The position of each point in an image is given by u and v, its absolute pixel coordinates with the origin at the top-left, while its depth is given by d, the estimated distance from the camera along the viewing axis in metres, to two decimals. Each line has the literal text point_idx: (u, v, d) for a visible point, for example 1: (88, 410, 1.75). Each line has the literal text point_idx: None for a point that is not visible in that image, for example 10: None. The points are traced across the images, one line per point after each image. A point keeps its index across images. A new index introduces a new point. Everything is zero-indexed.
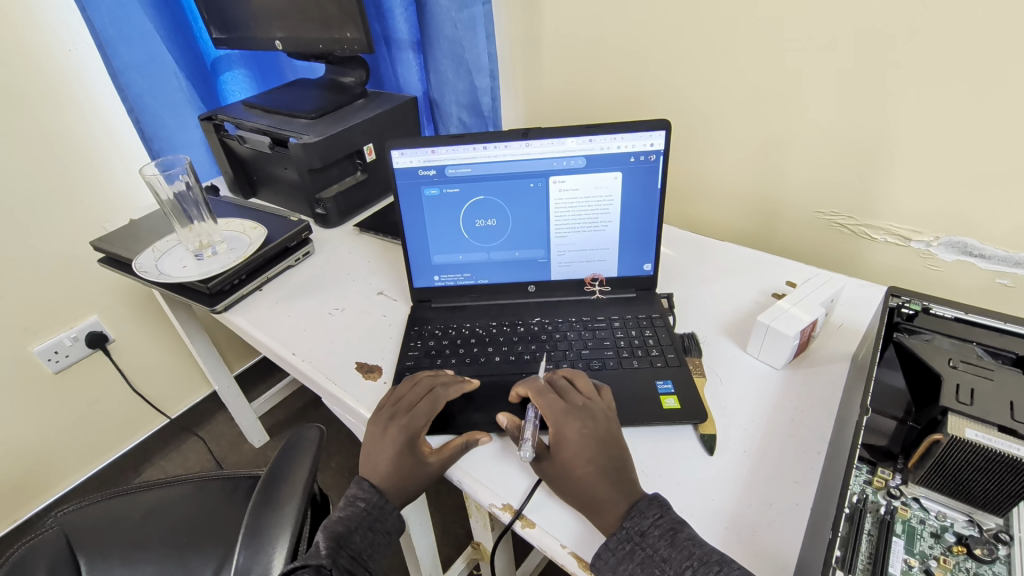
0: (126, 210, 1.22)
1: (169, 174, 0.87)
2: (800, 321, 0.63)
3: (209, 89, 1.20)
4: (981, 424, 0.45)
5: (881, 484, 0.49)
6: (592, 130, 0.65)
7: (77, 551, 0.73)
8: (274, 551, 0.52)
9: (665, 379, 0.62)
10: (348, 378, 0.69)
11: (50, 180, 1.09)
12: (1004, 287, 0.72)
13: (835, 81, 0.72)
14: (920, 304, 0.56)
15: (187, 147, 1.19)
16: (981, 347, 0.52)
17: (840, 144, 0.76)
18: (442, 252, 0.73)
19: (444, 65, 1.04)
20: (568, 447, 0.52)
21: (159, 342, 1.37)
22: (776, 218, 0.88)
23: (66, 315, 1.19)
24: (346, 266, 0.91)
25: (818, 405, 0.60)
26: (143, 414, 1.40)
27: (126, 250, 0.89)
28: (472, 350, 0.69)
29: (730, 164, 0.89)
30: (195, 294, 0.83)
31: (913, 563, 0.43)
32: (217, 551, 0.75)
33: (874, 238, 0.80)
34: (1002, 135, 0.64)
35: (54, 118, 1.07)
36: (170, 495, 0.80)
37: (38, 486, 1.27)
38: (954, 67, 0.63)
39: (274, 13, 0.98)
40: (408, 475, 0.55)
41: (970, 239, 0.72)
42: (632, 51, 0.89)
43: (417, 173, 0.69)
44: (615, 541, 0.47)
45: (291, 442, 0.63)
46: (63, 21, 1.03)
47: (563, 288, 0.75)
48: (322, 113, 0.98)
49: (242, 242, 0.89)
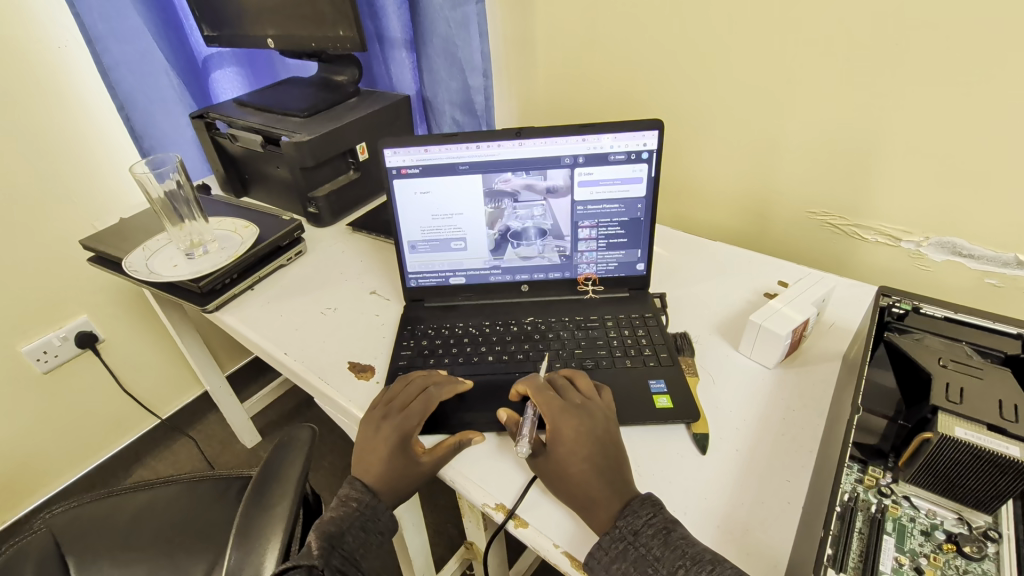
0: (116, 210, 1.21)
1: (160, 172, 0.84)
2: (793, 320, 0.63)
3: (200, 86, 1.19)
4: (971, 423, 0.45)
5: (872, 483, 0.49)
6: (583, 129, 0.65)
7: (69, 549, 0.73)
8: (265, 552, 0.51)
9: (657, 379, 0.63)
10: (341, 378, 0.69)
11: (36, 179, 1.08)
12: (993, 287, 0.73)
13: (829, 82, 0.73)
14: (910, 304, 0.57)
15: (179, 146, 1.18)
16: (971, 347, 0.53)
17: (829, 145, 0.77)
18: (436, 251, 0.73)
19: (437, 64, 1.03)
20: (565, 447, 0.52)
21: (149, 342, 1.36)
22: (767, 219, 0.89)
23: (55, 314, 1.18)
24: (338, 266, 0.90)
25: (810, 404, 0.61)
26: (133, 414, 1.39)
27: (117, 250, 0.89)
28: (465, 349, 0.69)
29: (721, 164, 0.89)
30: (186, 294, 0.82)
31: (903, 561, 0.43)
32: (208, 551, 0.74)
33: (865, 238, 0.80)
34: (991, 135, 0.64)
35: (42, 115, 1.06)
36: (161, 496, 0.79)
37: (26, 488, 1.25)
38: (940, 68, 0.64)
39: (265, 11, 0.97)
40: (401, 473, 0.55)
41: (958, 239, 0.72)
42: (626, 51, 0.89)
43: (408, 173, 0.68)
44: (608, 541, 0.46)
45: (283, 443, 0.63)
46: (52, 17, 1.02)
47: (556, 287, 0.75)
48: (314, 113, 0.97)
49: (233, 241, 0.88)
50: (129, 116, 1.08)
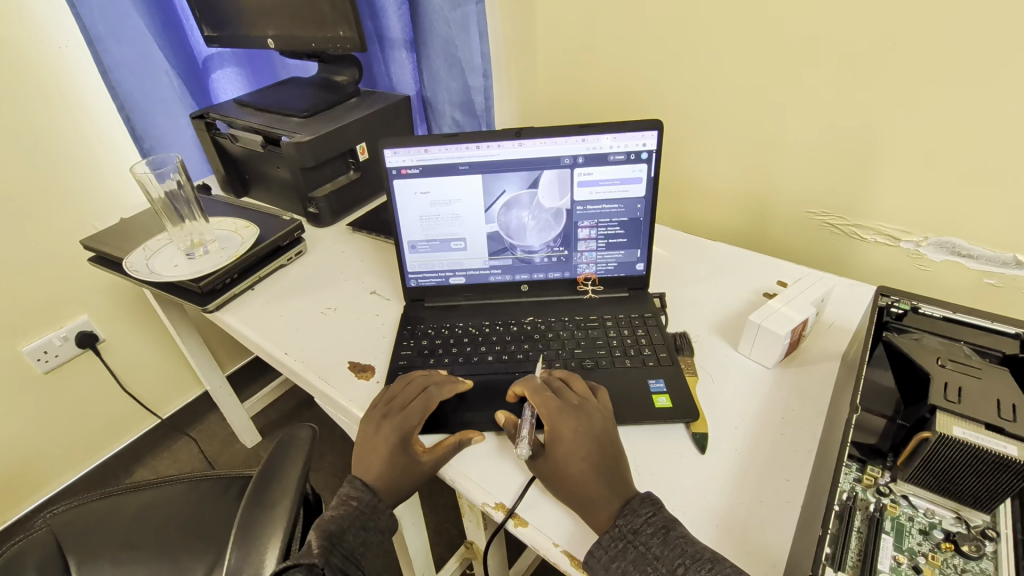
0: (115, 210, 1.21)
1: (161, 172, 0.85)
2: (792, 320, 0.63)
3: (200, 86, 1.19)
4: (970, 423, 0.45)
5: (870, 482, 0.49)
6: (583, 129, 0.65)
7: (70, 549, 0.73)
8: (266, 551, 0.51)
9: (657, 379, 0.63)
10: (341, 378, 0.69)
11: (36, 179, 1.08)
12: (992, 287, 0.73)
13: (828, 82, 0.73)
14: (909, 304, 0.57)
15: (179, 146, 1.18)
16: (969, 346, 0.53)
17: (829, 145, 0.77)
18: (436, 251, 0.73)
19: (437, 64, 1.03)
20: (564, 446, 0.52)
21: (149, 342, 1.36)
22: (766, 219, 0.89)
23: (55, 314, 1.18)
24: (338, 266, 0.90)
25: (809, 404, 0.61)
26: (134, 414, 1.39)
27: (118, 250, 0.89)
28: (465, 349, 0.69)
29: (720, 164, 0.90)
30: (186, 294, 0.83)
31: (901, 560, 0.43)
32: (208, 551, 0.74)
33: (864, 238, 0.80)
34: (990, 135, 0.65)
35: (43, 115, 1.06)
36: (161, 496, 0.79)
37: (26, 487, 1.25)
38: (939, 68, 0.64)
39: (265, 11, 0.97)
40: (401, 473, 0.55)
41: (957, 239, 0.72)
42: (626, 51, 0.89)
43: (408, 173, 0.68)
44: (607, 540, 0.47)
45: (283, 443, 0.63)
46: (52, 17, 1.02)
47: (556, 287, 0.75)
48: (314, 113, 0.98)
49: (234, 241, 0.88)
50: (129, 116, 1.08)
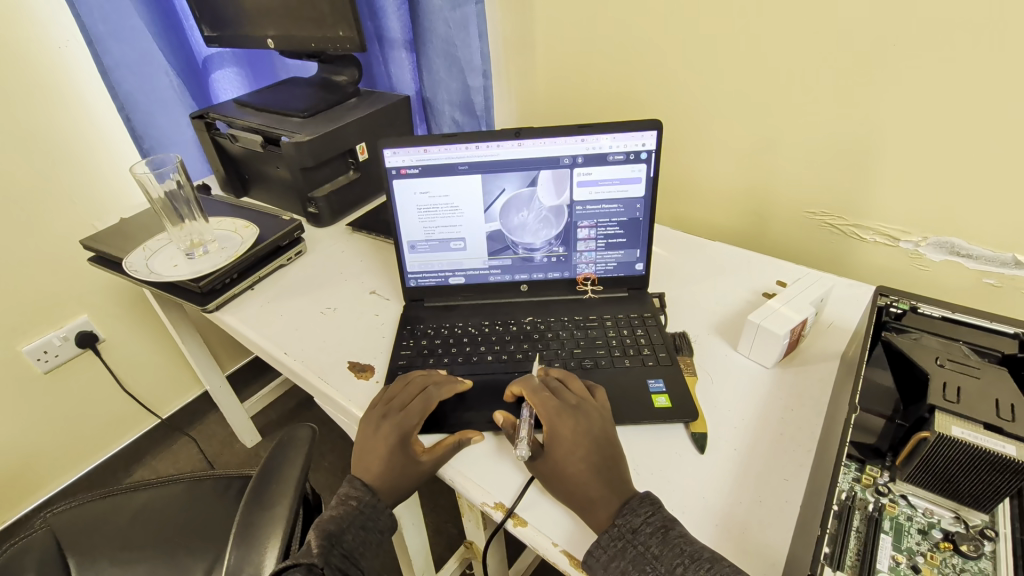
0: (116, 210, 1.21)
1: (161, 172, 0.85)
2: (791, 320, 0.63)
3: (200, 86, 1.19)
4: (968, 422, 0.45)
5: (869, 481, 0.49)
6: (583, 129, 0.65)
7: (70, 549, 0.73)
8: (265, 551, 0.51)
9: (656, 379, 0.63)
10: (341, 378, 0.69)
11: (36, 179, 1.08)
12: (991, 286, 0.73)
13: (827, 82, 0.73)
14: (908, 304, 0.57)
15: (179, 146, 1.18)
16: (968, 346, 0.53)
17: (828, 145, 0.77)
18: (436, 251, 0.73)
19: (437, 64, 1.03)
20: (563, 446, 0.52)
21: (149, 341, 1.36)
22: (766, 219, 0.89)
23: (55, 314, 1.18)
24: (338, 266, 0.90)
25: (808, 404, 0.61)
26: (134, 414, 1.39)
27: (118, 250, 0.89)
28: (465, 349, 0.69)
29: (720, 164, 0.90)
30: (186, 294, 0.83)
31: (900, 560, 0.44)
32: (207, 549, 0.74)
33: (864, 238, 0.80)
34: (989, 135, 0.65)
35: (43, 115, 1.06)
36: (161, 495, 0.79)
37: (26, 487, 1.25)
38: (938, 68, 0.65)
39: (265, 11, 0.97)
40: (401, 472, 0.55)
41: (957, 239, 0.73)
42: (625, 51, 0.89)
43: (408, 173, 0.68)
44: (606, 539, 0.47)
45: (283, 442, 0.63)
46: (53, 17, 1.02)
47: (555, 287, 0.75)
48: (314, 113, 0.98)
49: (233, 241, 0.88)
50: (129, 116, 1.08)
